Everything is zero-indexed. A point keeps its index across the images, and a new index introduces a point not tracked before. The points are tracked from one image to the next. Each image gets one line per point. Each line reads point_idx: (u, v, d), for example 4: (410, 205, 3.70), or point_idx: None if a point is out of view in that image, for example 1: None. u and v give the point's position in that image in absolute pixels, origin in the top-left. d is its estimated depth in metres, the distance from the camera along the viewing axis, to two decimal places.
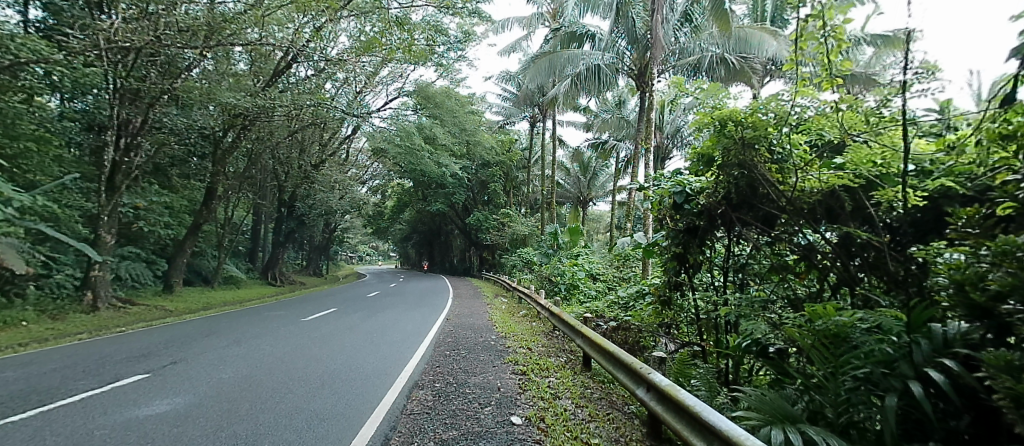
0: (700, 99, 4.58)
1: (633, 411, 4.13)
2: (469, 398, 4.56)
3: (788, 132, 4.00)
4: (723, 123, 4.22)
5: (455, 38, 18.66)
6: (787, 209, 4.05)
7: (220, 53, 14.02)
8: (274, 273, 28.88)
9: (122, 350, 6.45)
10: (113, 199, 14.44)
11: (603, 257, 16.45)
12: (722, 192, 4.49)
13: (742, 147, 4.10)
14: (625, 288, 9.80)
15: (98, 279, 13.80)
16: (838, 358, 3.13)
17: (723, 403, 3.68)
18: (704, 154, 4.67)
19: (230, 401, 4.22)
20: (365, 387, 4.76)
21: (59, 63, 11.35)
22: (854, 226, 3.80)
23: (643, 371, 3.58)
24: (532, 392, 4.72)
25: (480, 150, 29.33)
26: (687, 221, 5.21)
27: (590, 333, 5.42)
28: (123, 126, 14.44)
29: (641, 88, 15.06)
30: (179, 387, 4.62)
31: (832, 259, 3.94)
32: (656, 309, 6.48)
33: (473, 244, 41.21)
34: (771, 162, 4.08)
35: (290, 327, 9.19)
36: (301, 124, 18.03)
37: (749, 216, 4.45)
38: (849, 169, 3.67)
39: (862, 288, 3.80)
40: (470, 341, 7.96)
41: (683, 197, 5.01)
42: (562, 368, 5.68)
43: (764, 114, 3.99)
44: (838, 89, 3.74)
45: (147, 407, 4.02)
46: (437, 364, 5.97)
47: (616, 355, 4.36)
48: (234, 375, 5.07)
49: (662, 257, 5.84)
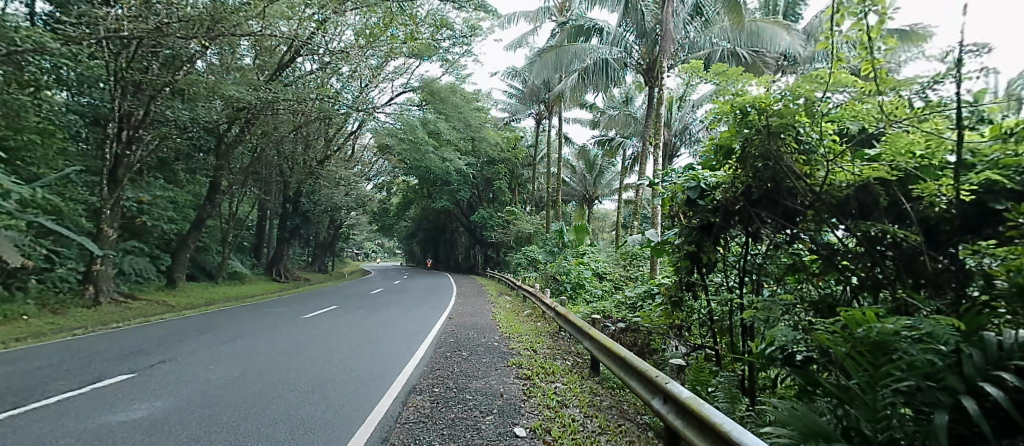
0: (718, 83, 4.29)
1: (647, 422, 3.84)
2: (469, 406, 4.29)
3: (816, 119, 3.69)
4: (745, 112, 3.98)
5: (461, 32, 18.34)
6: (814, 204, 3.76)
7: (224, 46, 13.81)
8: (278, 269, 28.72)
9: (113, 347, 6.26)
10: (116, 192, 14.22)
11: (610, 255, 16.13)
12: (744, 187, 4.25)
13: (768, 136, 3.79)
14: (633, 288, 9.50)
15: (99, 273, 13.63)
16: (875, 367, 2.83)
17: (746, 414, 3.39)
18: (722, 145, 4.38)
19: (213, 406, 3.98)
20: (358, 393, 4.51)
21: (62, 53, 11.21)
22: (887, 223, 3.47)
23: (660, 380, 3.28)
24: (537, 399, 4.44)
25: (486, 146, 29.04)
26: (701, 217, 4.93)
27: (599, 336, 5.13)
28: (123, 118, 14.04)
29: (651, 82, 14.72)
30: (162, 389, 4.39)
31: (856, 258, 3.68)
32: (666, 310, 6.23)
33: (477, 241, 41.00)
34: (798, 153, 3.78)
35: (289, 325, 8.99)
36: (305, 119, 17.81)
37: (771, 212, 4.19)
38: (886, 160, 3.37)
39: (888, 292, 3.55)
40: (473, 342, 7.68)
41: (698, 192, 4.70)
42: (569, 372, 5.41)
43: (792, 101, 3.70)
44: (880, 70, 3.37)
45: (123, 412, 3.78)
46: (436, 367, 5.72)
47: (628, 360, 4.06)
48: (222, 377, 4.84)
49: (674, 257, 5.59)
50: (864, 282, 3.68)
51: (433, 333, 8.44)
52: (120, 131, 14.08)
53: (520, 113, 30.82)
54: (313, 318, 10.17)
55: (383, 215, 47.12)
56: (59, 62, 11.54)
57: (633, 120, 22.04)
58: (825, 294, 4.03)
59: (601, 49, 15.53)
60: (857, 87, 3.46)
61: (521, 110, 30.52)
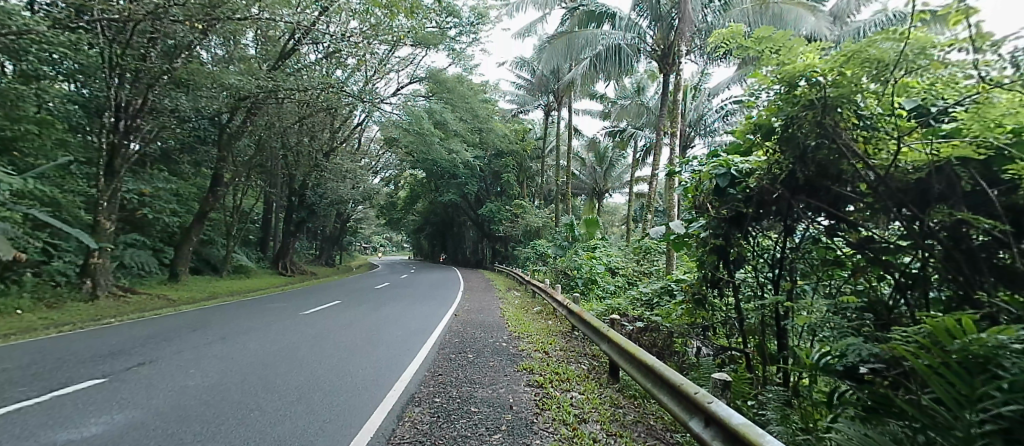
0: (760, 51, 3.82)
1: (680, 441, 3.35)
2: (474, 421, 3.83)
3: (881, 88, 3.16)
4: (793, 85, 3.45)
5: (467, 21, 17.80)
6: (876, 189, 3.23)
7: (223, 32, 13.39)
8: (284, 263, 28.35)
9: (94, 346, 5.90)
10: (114, 183, 13.69)
11: (622, 250, 15.67)
12: (787, 171, 3.74)
13: (822, 110, 3.27)
14: (648, 283, 8.98)
15: (98, 266, 13.31)
16: (968, 385, 2.25)
17: (800, 439, 2.87)
18: (761, 125, 3.87)
19: (180, 421, 3.55)
20: (349, 404, 4.09)
21: (57, 41, 10.87)
22: (968, 210, 2.89)
23: (700, 398, 2.77)
24: (552, 412, 3.96)
25: (494, 139, 28.41)
26: (731, 208, 4.43)
27: (618, 340, 4.63)
28: (121, 107, 13.48)
29: (665, 69, 14.20)
30: (129, 398, 3.99)
31: (919, 256, 3.16)
32: (687, 308, 5.75)
33: (485, 235, 40.55)
34: (858, 129, 3.27)
35: (287, 322, 8.62)
36: (309, 110, 17.45)
37: (813, 199, 3.71)
38: (970, 136, 2.82)
39: (954, 299, 3.05)
40: (480, 342, 7.23)
41: (728, 180, 4.22)
42: (585, 379, 4.92)
43: (853, 67, 3.16)
44: (975, 25, 2.77)
45: (74, 428, 3.35)
46: (438, 372, 5.27)
47: (656, 370, 3.54)
48: (200, 384, 4.43)
49: (697, 250, 5.11)
50: (924, 282, 3.17)
51: (438, 332, 8.03)
52: (117, 121, 13.55)
53: (527, 104, 30.35)
54: (313, 316, 9.81)
55: (390, 208, 46.87)
56: (57, 51, 11.30)
57: (645, 109, 21.43)
58: (875, 296, 3.55)
59: (614, 35, 14.82)
60: (943, 45, 2.95)
61: (529, 101, 29.99)
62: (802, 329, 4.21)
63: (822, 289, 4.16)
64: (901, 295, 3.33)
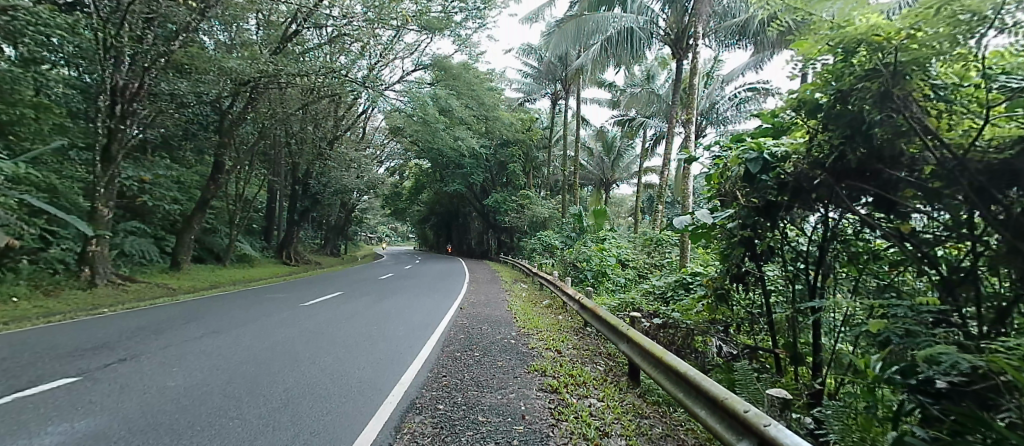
0: (810, 15, 3.40)
1: None
2: (480, 434, 3.45)
3: (958, 55, 2.75)
4: (850, 52, 3.04)
5: (474, 5, 17.11)
6: (951, 172, 2.79)
7: (223, 12, 12.96)
8: (288, 252, 27.93)
9: (76, 338, 5.62)
10: (111, 170, 13.17)
11: (632, 240, 15.24)
12: (834, 152, 3.31)
13: (887, 78, 2.86)
14: (662, 276, 8.57)
15: (95, 254, 12.98)
16: None
17: None
18: (804, 101, 3.45)
19: (148, 432, 3.20)
20: (340, 412, 3.73)
21: (53, 24, 10.54)
22: None
23: (753, 418, 2.36)
24: (569, 424, 3.57)
25: (500, 128, 27.82)
26: (761, 196, 3.95)
27: (640, 342, 4.22)
28: (117, 91, 12.89)
29: (679, 55, 13.70)
30: (97, 401, 3.66)
31: (977, 248, 2.81)
32: (707, 304, 5.31)
33: (491, 226, 40.03)
34: (931, 101, 2.86)
35: (284, 315, 8.28)
36: (313, 95, 17.06)
37: (861, 184, 3.30)
38: None
39: (1008, 299, 2.70)
40: (487, 339, 6.87)
41: (760, 165, 3.66)
42: (603, 382, 4.53)
43: (927, 28, 2.73)
44: None
45: (28, 439, 3.03)
46: (441, 374, 4.90)
47: (691, 380, 3.10)
48: (180, 385, 4.11)
49: (721, 243, 4.69)
50: (975, 278, 2.85)
51: (443, 327, 7.69)
52: (113, 105, 12.87)
53: (535, 93, 29.78)
54: (312, 308, 9.50)
55: (395, 198, 46.28)
56: (55, 34, 10.96)
57: (656, 97, 20.88)
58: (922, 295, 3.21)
59: (626, 17, 14.12)
60: None
61: (536, 89, 29.46)
62: (836, 327, 3.82)
63: (856, 285, 3.80)
64: (949, 294, 2.97)
